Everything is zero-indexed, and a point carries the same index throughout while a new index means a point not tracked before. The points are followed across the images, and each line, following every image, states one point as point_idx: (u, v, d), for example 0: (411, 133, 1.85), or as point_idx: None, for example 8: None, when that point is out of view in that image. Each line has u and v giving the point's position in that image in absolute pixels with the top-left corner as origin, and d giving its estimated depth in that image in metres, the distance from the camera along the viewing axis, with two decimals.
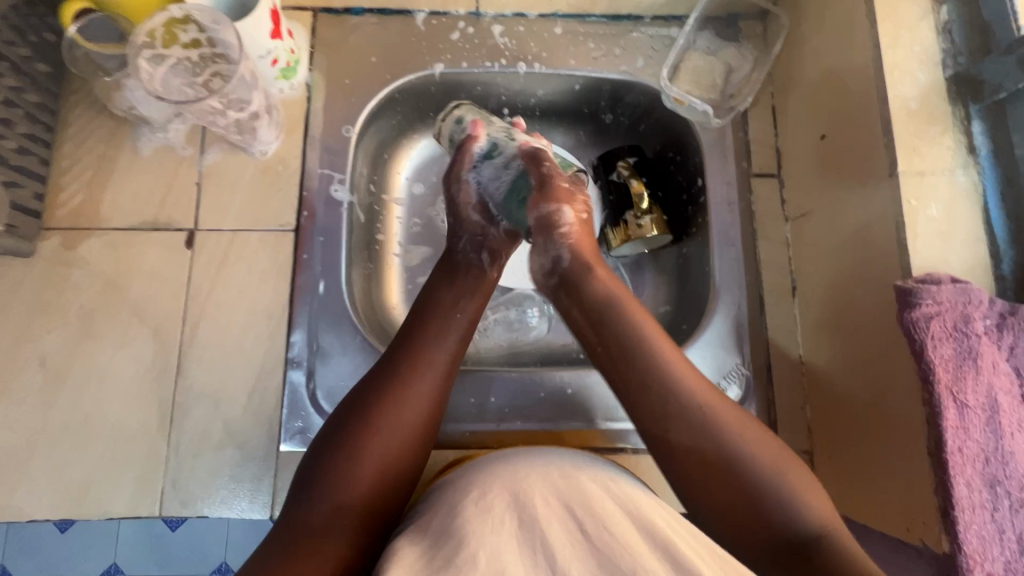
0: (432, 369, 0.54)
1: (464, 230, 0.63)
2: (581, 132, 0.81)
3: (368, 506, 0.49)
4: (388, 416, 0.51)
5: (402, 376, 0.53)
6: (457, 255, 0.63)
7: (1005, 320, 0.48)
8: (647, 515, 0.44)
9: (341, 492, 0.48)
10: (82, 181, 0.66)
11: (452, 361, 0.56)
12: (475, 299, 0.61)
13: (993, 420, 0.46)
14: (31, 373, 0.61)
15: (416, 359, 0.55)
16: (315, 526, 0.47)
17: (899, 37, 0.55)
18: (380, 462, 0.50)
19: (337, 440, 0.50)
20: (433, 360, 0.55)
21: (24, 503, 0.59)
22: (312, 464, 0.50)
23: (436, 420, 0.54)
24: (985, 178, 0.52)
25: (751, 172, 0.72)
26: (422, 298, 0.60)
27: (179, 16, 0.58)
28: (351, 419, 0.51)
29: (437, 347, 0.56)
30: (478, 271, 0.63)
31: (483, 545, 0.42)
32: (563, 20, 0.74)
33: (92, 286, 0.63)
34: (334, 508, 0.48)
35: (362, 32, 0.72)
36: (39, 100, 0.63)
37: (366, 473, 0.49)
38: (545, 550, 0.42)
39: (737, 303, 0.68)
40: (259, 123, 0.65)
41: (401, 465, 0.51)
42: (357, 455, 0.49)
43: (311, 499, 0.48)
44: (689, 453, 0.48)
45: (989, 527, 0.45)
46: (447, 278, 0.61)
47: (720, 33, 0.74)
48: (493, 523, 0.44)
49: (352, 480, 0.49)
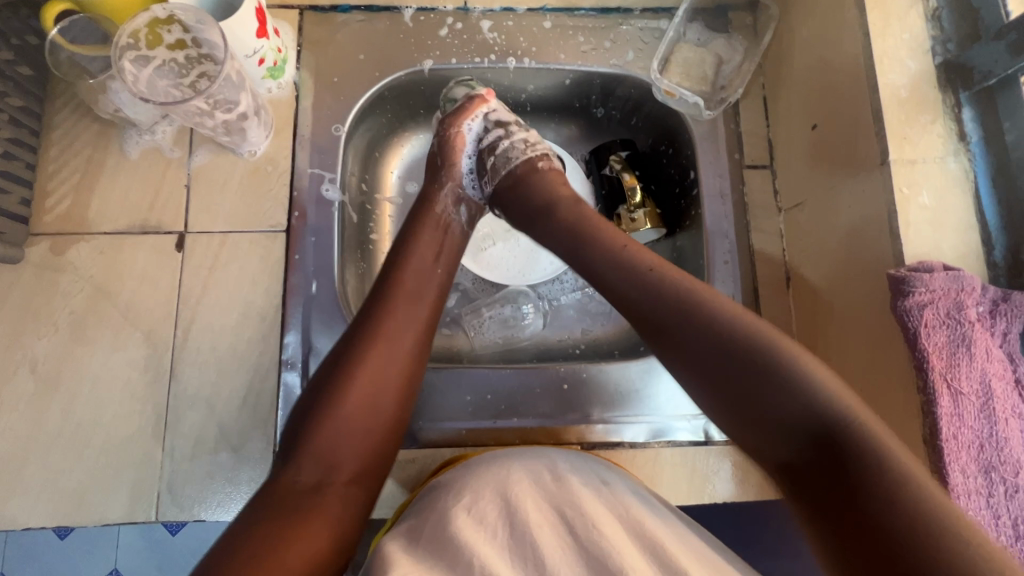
0: (411, 327, 0.54)
1: (449, 179, 0.66)
2: (572, 126, 0.81)
3: (357, 466, 0.49)
4: (370, 367, 0.51)
5: (381, 334, 0.53)
6: (436, 205, 0.64)
7: (997, 306, 0.48)
8: (638, 518, 0.46)
9: (329, 451, 0.48)
10: (69, 187, 0.65)
11: (428, 320, 0.56)
12: (452, 259, 0.62)
13: (988, 407, 0.46)
14: (23, 380, 0.61)
15: (391, 321, 0.54)
16: (305, 489, 0.47)
17: (888, 25, 0.55)
18: (362, 420, 0.50)
19: (321, 400, 0.50)
20: (408, 316, 0.55)
21: (18, 511, 0.58)
22: (293, 431, 0.49)
23: (416, 374, 0.54)
24: (976, 165, 0.52)
25: (743, 164, 0.71)
26: (394, 255, 0.59)
27: (163, 16, 0.57)
28: (330, 378, 0.50)
29: (415, 303, 0.56)
30: (457, 229, 0.64)
31: (476, 553, 0.42)
32: (552, 14, 0.73)
33: (82, 291, 0.63)
34: (322, 469, 0.48)
35: (349, 29, 0.72)
36: (23, 104, 0.63)
37: (349, 436, 0.49)
38: (535, 559, 0.42)
39: (731, 295, 0.68)
40: (247, 124, 0.64)
41: (386, 421, 0.51)
42: (342, 414, 0.49)
43: (296, 465, 0.48)
44: (686, 359, 0.48)
45: (985, 513, 0.45)
46: (425, 234, 0.61)
47: (710, 25, 0.74)
48: (486, 530, 0.44)
49: (339, 439, 0.49)
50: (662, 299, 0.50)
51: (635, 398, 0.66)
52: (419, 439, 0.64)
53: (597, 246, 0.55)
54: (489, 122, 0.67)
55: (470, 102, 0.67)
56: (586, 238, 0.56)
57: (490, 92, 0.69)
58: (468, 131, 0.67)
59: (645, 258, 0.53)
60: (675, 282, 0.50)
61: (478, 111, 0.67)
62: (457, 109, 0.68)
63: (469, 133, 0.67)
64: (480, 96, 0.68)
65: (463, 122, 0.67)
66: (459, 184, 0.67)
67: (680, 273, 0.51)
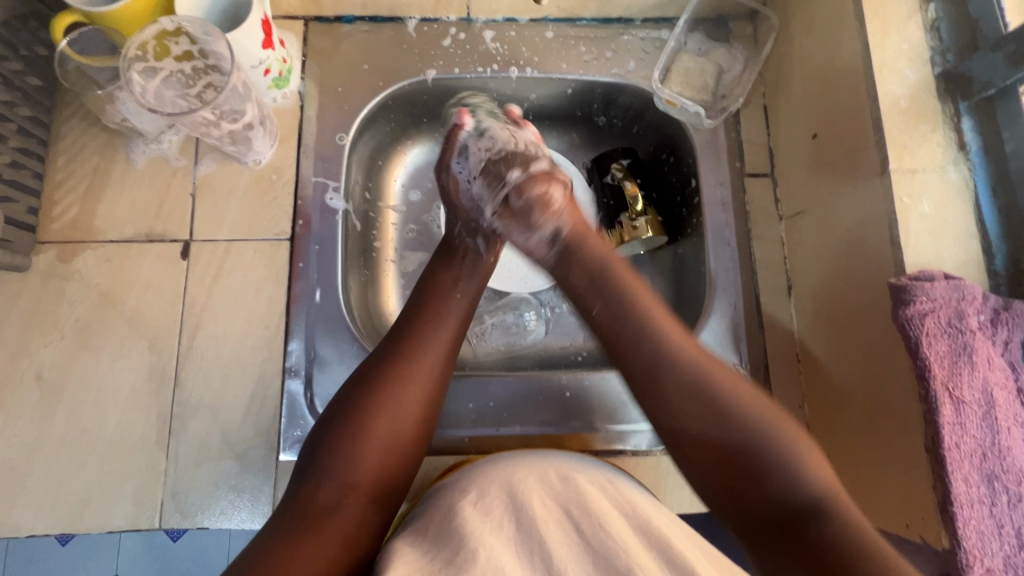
0: (437, 347, 0.54)
1: (458, 220, 0.64)
2: (575, 135, 0.82)
3: (378, 484, 0.49)
4: (392, 390, 0.51)
5: (408, 354, 0.53)
6: (454, 242, 0.63)
7: (999, 315, 0.48)
8: (645, 515, 0.46)
9: (347, 470, 0.48)
10: (76, 195, 0.66)
11: (454, 340, 0.56)
12: (477, 284, 0.61)
13: (990, 416, 0.46)
14: (28, 387, 0.61)
15: (417, 341, 0.54)
16: (324, 505, 0.47)
17: (887, 35, 0.55)
18: (385, 439, 0.50)
19: (343, 415, 0.50)
20: (436, 337, 0.55)
21: (22, 518, 0.58)
22: (315, 447, 0.50)
23: (440, 395, 0.54)
24: (976, 174, 0.52)
25: (745, 173, 0.72)
26: (421, 284, 0.60)
27: (171, 28, 0.57)
28: (355, 396, 0.51)
29: (440, 323, 0.56)
30: (477, 262, 0.62)
31: (481, 543, 0.43)
32: (554, 24, 0.74)
33: (87, 299, 0.63)
34: (341, 487, 0.48)
35: (353, 39, 0.72)
36: (31, 114, 0.63)
37: (370, 456, 0.49)
38: (541, 550, 0.43)
39: (733, 303, 0.68)
40: (253, 133, 0.65)
41: (407, 443, 0.51)
42: (364, 433, 0.49)
43: (315, 481, 0.48)
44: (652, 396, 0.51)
45: (988, 522, 0.45)
46: (445, 260, 0.61)
47: (710, 34, 0.75)
48: (492, 523, 0.45)
49: (360, 457, 0.49)
50: (651, 354, 0.51)
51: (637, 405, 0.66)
52: None
53: (598, 286, 0.56)
54: (477, 134, 0.64)
55: (450, 136, 0.66)
56: (597, 276, 0.57)
57: (465, 115, 0.66)
58: (459, 170, 0.64)
59: (644, 308, 0.54)
60: (658, 332, 0.53)
61: (460, 141, 0.65)
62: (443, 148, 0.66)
63: (459, 170, 0.64)
64: (456, 125, 0.66)
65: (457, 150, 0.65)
66: (469, 220, 0.63)
67: (667, 321, 0.54)
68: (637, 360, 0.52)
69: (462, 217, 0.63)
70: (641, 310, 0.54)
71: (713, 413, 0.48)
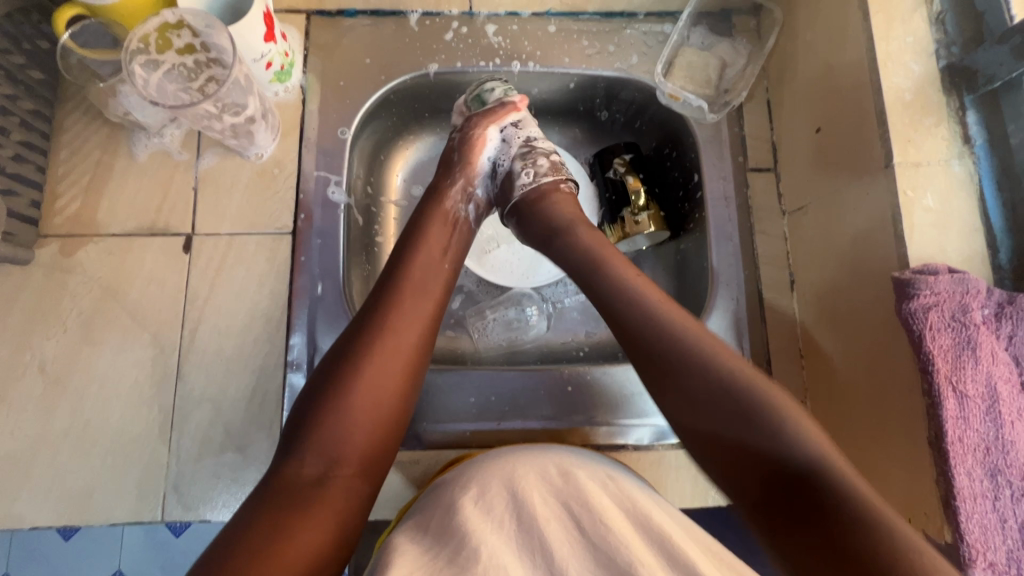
0: (417, 318, 0.54)
1: (461, 175, 0.67)
2: (577, 129, 0.81)
3: (362, 458, 0.49)
4: (376, 361, 0.51)
5: (387, 325, 0.53)
6: (447, 200, 0.64)
7: (1003, 309, 0.48)
8: (647, 513, 0.46)
9: (333, 442, 0.48)
10: (78, 189, 0.66)
11: (434, 312, 0.56)
12: (460, 255, 0.62)
13: (994, 410, 0.46)
14: (31, 380, 0.61)
15: (396, 312, 0.54)
16: (309, 481, 0.47)
17: (892, 28, 0.55)
18: (368, 410, 0.50)
19: (325, 389, 0.50)
20: (416, 309, 0.55)
21: (25, 510, 0.58)
22: (298, 421, 0.50)
23: (421, 366, 0.54)
24: (980, 168, 0.52)
25: (747, 167, 0.71)
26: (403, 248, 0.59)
27: (173, 21, 0.57)
28: (337, 370, 0.51)
29: (420, 294, 0.56)
30: (466, 229, 0.65)
31: (482, 541, 0.43)
32: (557, 18, 0.74)
33: (90, 292, 0.63)
34: (327, 460, 0.48)
35: (356, 33, 0.72)
36: (34, 107, 0.63)
37: (353, 429, 0.49)
38: (543, 548, 0.43)
39: (735, 298, 0.68)
40: (255, 127, 0.65)
41: (390, 414, 0.51)
42: (346, 406, 0.49)
43: (299, 456, 0.48)
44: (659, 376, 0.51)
45: (991, 516, 0.45)
46: (432, 226, 0.61)
47: (714, 28, 0.74)
48: (493, 522, 0.45)
49: (344, 430, 0.49)
50: (647, 331, 0.52)
51: (639, 400, 0.66)
52: (423, 440, 0.64)
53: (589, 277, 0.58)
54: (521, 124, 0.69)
55: (500, 109, 0.68)
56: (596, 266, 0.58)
57: (525, 100, 0.70)
58: (490, 138, 0.68)
59: (636, 288, 0.55)
60: (662, 314, 0.53)
61: (506, 118, 0.68)
62: (483, 112, 0.68)
63: (489, 141, 0.68)
64: (513, 104, 0.69)
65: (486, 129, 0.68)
66: (470, 182, 0.67)
67: (664, 297, 0.54)
68: (627, 337, 0.53)
69: (466, 178, 0.67)
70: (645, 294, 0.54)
71: (714, 387, 0.48)
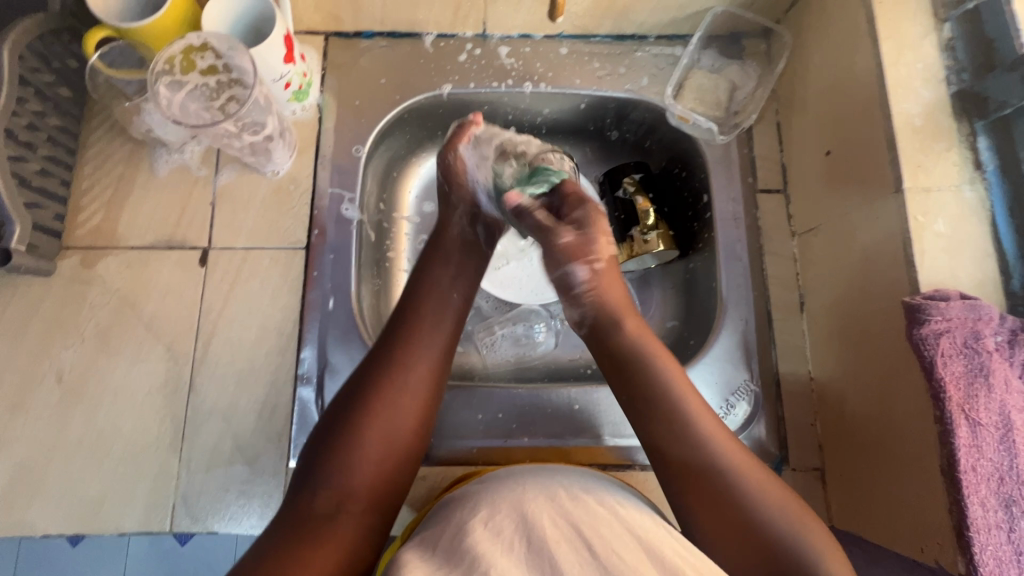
0: (431, 352, 0.55)
1: (458, 202, 0.66)
2: (587, 148, 0.83)
3: (373, 491, 0.49)
4: (389, 400, 0.52)
5: (399, 357, 0.54)
6: (451, 228, 0.65)
7: (1017, 336, 0.47)
8: (655, 541, 0.45)
9: (345, 477, 0.49)
10: (100, 203, 0.67)
11: (449, 344, 0.57)
12: (471, 282, 0.62)
13: (1009, 439, 0.45)
14: (48, 389, 0.62)
15: (410, 344, 0.55)
16: (319, 514, 0.47)
17: (902, 55, 0.55)
18: (381, 443, 0.50)
19: (340, 423, 0.51)
20: (430, 343, 0.55)
21: (38, 518, 0.59)
22: (311, 453, 0.50)
23: (435, 399, 0.54)
24: (992, 194, 0.52)
25: (757, 188, 0.72)
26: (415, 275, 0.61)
27: (198, 43, 0.59)
28: (353, 402, 0.51)
29: (436, 327, 0.57)
30: (473, 251, 0.64)
31: (489, 562, 0.42)
32: (569, 41, 0.75)
33: (109, 304, 0.65)
34: (339, 495, 0.48)
35: (372, 54, 0.74)
36: (61, 124, 0.66)
37: (366, 464, 0.49)
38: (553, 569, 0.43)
39: (745, 319, 0.68)
40: (273, 145, 0.66)
41: (402, 450, 0.52)
42: (360, 440, 0.50)
43: (313, 488, 0.48)
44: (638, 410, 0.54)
45: (1007, 548, 0.44)
46: (441, 257, 0.62)
47: (723, 51, 0.75)
48: (502, 544, 0.44)
49: (357, 464, 0.49)
50: (642, 372, 0.55)
51: None
52: (430, 456, 0.64)
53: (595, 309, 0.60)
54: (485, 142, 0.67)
55: (461, 126, 0.67)
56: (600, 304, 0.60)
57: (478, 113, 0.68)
58: (466, 156, 0.66)
59: (636, 337, 0.57)
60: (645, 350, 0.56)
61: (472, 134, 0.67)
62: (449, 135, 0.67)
63: (466, 157, 0.66)
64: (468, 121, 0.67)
65: (513, 195, 0.63)
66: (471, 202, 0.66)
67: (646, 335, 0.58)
68: (619, 374, 0.56)
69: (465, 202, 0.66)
70: (634, 328, 0.58)
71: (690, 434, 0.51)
